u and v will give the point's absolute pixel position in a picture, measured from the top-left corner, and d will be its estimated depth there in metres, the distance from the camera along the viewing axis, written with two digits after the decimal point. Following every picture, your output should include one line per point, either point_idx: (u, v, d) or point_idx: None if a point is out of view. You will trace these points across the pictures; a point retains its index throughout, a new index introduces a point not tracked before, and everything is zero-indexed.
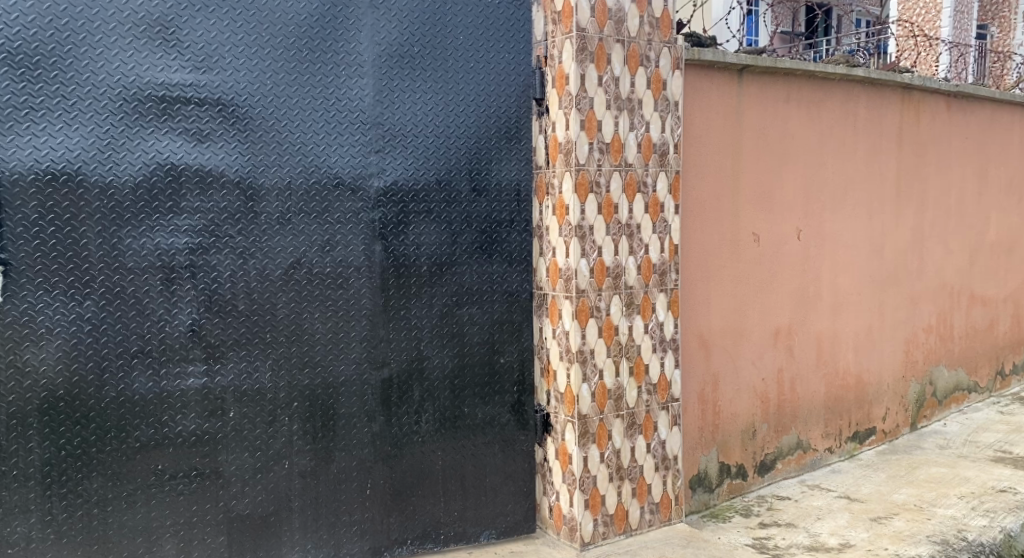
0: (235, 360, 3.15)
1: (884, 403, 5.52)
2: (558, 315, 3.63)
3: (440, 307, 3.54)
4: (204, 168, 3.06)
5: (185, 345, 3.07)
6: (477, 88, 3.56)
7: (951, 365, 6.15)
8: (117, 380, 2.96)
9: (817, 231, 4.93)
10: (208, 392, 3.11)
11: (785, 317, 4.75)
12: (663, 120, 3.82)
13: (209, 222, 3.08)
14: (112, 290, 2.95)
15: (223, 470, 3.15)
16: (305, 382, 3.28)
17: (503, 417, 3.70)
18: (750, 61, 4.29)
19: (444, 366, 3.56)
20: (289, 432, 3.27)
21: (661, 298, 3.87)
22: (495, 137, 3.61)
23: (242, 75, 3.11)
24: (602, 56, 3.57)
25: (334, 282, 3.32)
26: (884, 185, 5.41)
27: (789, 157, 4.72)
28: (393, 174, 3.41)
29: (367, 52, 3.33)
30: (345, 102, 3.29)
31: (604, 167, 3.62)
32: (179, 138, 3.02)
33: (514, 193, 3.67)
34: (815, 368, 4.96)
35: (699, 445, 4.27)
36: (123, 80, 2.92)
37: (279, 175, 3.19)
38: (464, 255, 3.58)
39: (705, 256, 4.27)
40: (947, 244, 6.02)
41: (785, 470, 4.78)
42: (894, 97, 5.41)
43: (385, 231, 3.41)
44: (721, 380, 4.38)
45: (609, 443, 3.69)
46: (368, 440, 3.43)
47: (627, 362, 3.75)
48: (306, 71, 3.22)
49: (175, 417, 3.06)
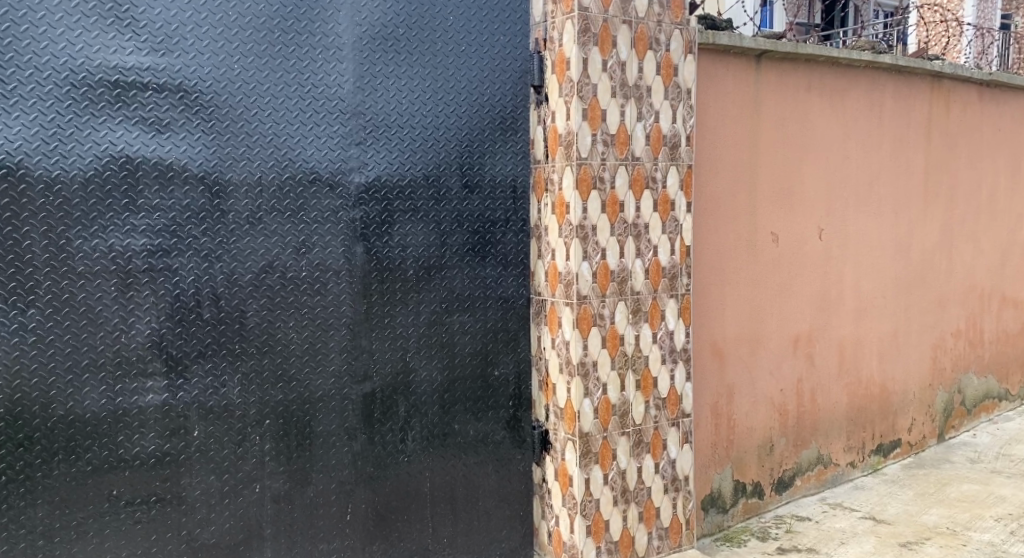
0: (201, 374, 2.85)
1: (910, 414, 5.18)
2: (557, 324, 3.32)
3: (428, 314, 3.24)
4: (163, 161, 2.76)
5: (143, 358, 2.76)
6: (468, 74, 3.26)
7: (981, 372, 5.79)
8: (66, 397, 2.65)
9: (840, 230, 4.60)
10: (168, 409, 2.80)
11: (805, 323, 4.42)
12: (674, 109, 3.50)
13: (170, 221, 2.78)
14: (60, 297, 2.64)
15: (186, 495, 2.85)
16: (278, 398, 2.98)
17: (497, 434, 3.41)
18: (769, 46, 3.97)
19: (432, 380, 3.26)
20: (261, 452, 2.97)
21: (671, 303, 3.55)
22: (488, 128, 3.31)
23: (206, 59, 2.80)
24: (606, 39, 3.25)
25: (310, 288, 3.02)
26: (911, 180, 5.06)
27: (810, 151, 4.39)
28: (375, 168, 3.10)
29: (346, 33, 3.03)
30: (322, 89, 2.99)
31: (608, 160, 3.30)
32: (135, 128, 2.72)
33: (509, 189, 3.37)
34: (837, 378, 4.63)
35: (712, 463, 3.95)
36: (70, 63, 2.62)
37: (248, 170, 2.89)
38: (455, 258, 3.28)
39: (719, 257, 3.95)
40: (978, 243, 5.66)
41: (805, 487, 4.45)
42: (923, 85, 5.06)
43: (368, 232, 3.11)
44: (737, 392, 4.06)
45: (613, 463, 3.38)
46: (348, 460, 3.13)
47: (633, 374, 3.43)
48: (278, 53, 2.91)
49: (132, 437, 2.76)
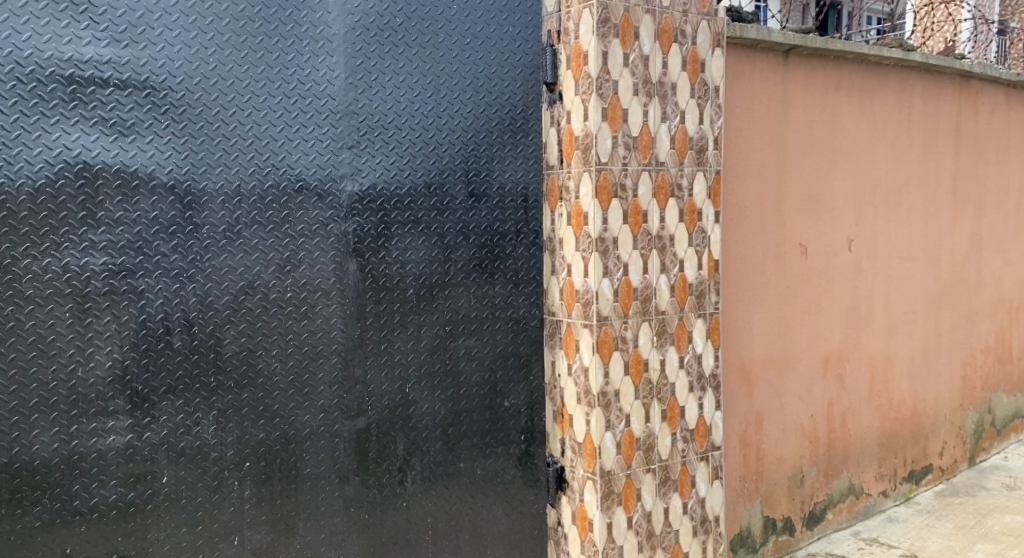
0: (170, 412, 2.47)
1: (941, 437, 4.84)
2: (574, 349, 2.98)
3: (429, 339, 2.88)
4: (127, 168, 2.39)
5: (104, 394, 2.38)
6: (473, 69, 2.91)
7: (1011, 390, 5.46)
8: (11, 442, 2.28)
9: (870, 241, 4.27)
10: (133, 452, 2.43)
11: (835, 342, 4.08)
12: (701, 109, 3.15)
13: (136, 237, 2.40)
14: (4, 325, 2.26)
15: (153, 551, 2.47)
16: (259, 437, 2.61)
17: (508, 473, 3.04)
18: (799, 41, 3.63)
19: (436, 413, 2.90)
20: (240, 499, 2.60)
21: (698, 324, 3.20)
22: (496, 129, 2.96)
23: (176, 51, 2.44)
24: (628, 30, 2.91)
25: (297, 312, 2.65)
26: (941, 186, 4.73)
27: (839, 156, 4.06)
28: (370, 175, 2.75)
29: (336, 23, 2.68)
30: (310, 85, 2.63)
31: (630, 166, 2.95)
32: (93, 130, 2.34)
33: (520, 198, 3.01)
34: (869, 400, 4.29)
35: (741, 498, 3.62)
36: (17, 55, 2.25)
37: (225, 177, 2.52)
38: (460, 276, 2.92)
39: (746, 272, 3.61)
40: (1007, 254, 5.33)
41: (836, 520, 4.12)
42: (951, 86, 4.75)
43: (362, 247, 2.75)
44: (766, 419, 3.72)
45: (638, 504, 3.03)
46: (340, 507, 2.76)
47: (659, 404, 3.08)
48: (259, 46, 2.56)
49: (90, 486, 2.37)
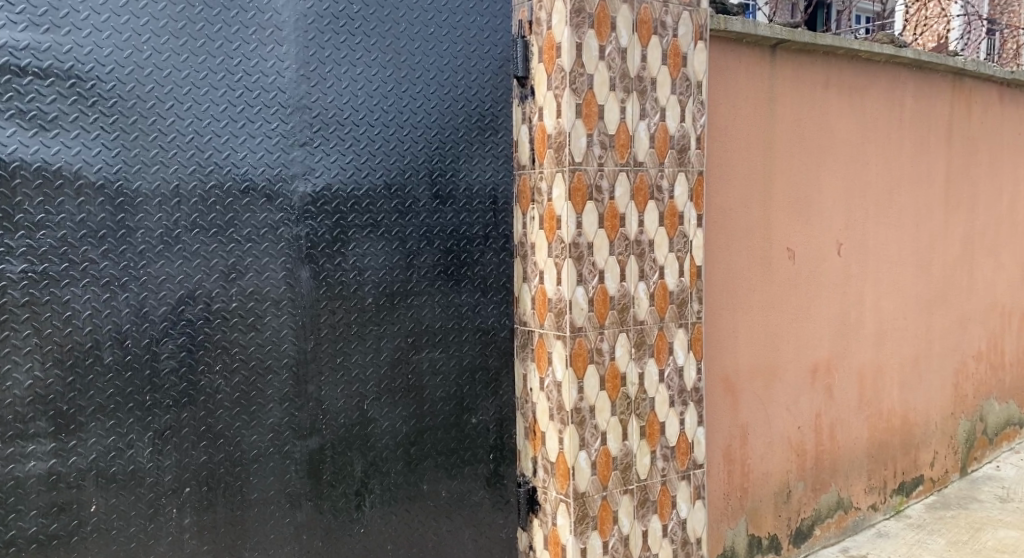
0: (100, 434, 2.26)
1: (932, 447, 4.67)
2: (546, 361, 2.77)
3: (390, 352, 2.67)
4: (50, 166, 2.17)
5: (23, 415, 2.17)
6: (437, 62, 2.70)
7: (1003, 398, 5.30)
8: None
9: (860, 245, 4.09)
10: (56, 479, 2.21)
11: (823, 350, 3.90)
12: (683, 106, 2.96)
13: (60, 242, 2.19)
14: None
15: None
16: (201, 460, 2.40)
17: (475, 495, 2.84)
18: (786, 35, 3.45)
19: (397, 431, 2.69)
20: (179, 528, 2.38)
21: (679, 335, 3.00)
22: (462, 126, 2.75)
23: (105, 38, 2.23)
24: (603, 21, 2.70)
25: (243, 324, 2.44)
26: (933, 188, 4.56)
27: (828, 155, 3.87)
28: (324, 174, 2.53)
29: (286, 9, 2.46)
30: (257, 77, 2.42)
31: (606, 166, 2.75)
32: (9, 123, 2.12)
33: (488, 199, 2.81)
34: (858, 410, 4.11)
35: (724, 517, 3.44)
36: None
37: (161, 177, 2.30)
38: (423, 283, 2.71)
39: (730, 278, 3.42)
40: (999, 258, 5.17)
41: (824, 536, 3.94)
42: (944, 84, 4.57)
43: (315, 253, 2.53)
44: (751, 432, 3.53)
45: (614, 528, 2.83)
46: (291, 534, 2.55)
47: (637, 421, 2.89)
48: (200, 33, 2.35)
49: (7, 518, 2.16)
